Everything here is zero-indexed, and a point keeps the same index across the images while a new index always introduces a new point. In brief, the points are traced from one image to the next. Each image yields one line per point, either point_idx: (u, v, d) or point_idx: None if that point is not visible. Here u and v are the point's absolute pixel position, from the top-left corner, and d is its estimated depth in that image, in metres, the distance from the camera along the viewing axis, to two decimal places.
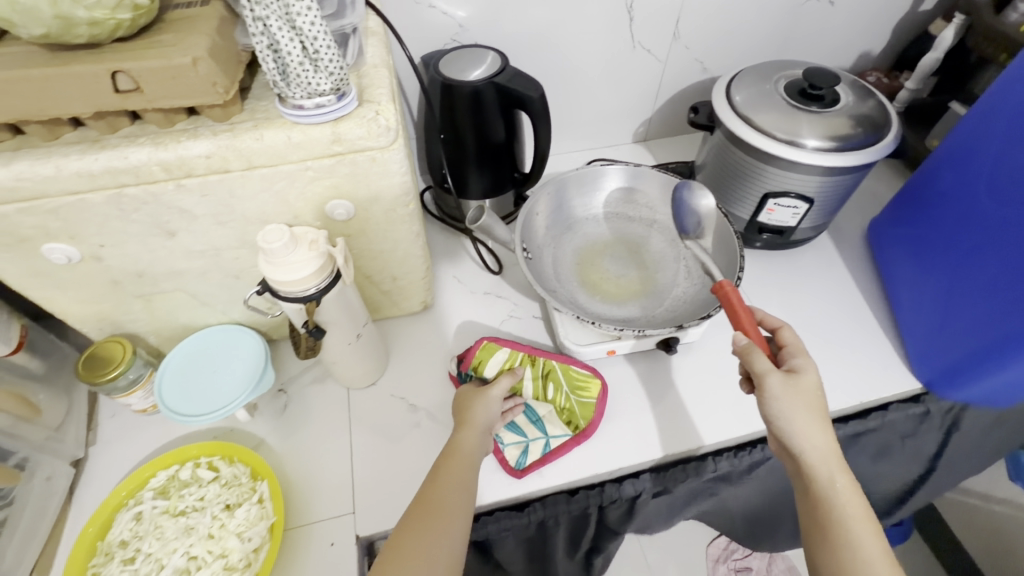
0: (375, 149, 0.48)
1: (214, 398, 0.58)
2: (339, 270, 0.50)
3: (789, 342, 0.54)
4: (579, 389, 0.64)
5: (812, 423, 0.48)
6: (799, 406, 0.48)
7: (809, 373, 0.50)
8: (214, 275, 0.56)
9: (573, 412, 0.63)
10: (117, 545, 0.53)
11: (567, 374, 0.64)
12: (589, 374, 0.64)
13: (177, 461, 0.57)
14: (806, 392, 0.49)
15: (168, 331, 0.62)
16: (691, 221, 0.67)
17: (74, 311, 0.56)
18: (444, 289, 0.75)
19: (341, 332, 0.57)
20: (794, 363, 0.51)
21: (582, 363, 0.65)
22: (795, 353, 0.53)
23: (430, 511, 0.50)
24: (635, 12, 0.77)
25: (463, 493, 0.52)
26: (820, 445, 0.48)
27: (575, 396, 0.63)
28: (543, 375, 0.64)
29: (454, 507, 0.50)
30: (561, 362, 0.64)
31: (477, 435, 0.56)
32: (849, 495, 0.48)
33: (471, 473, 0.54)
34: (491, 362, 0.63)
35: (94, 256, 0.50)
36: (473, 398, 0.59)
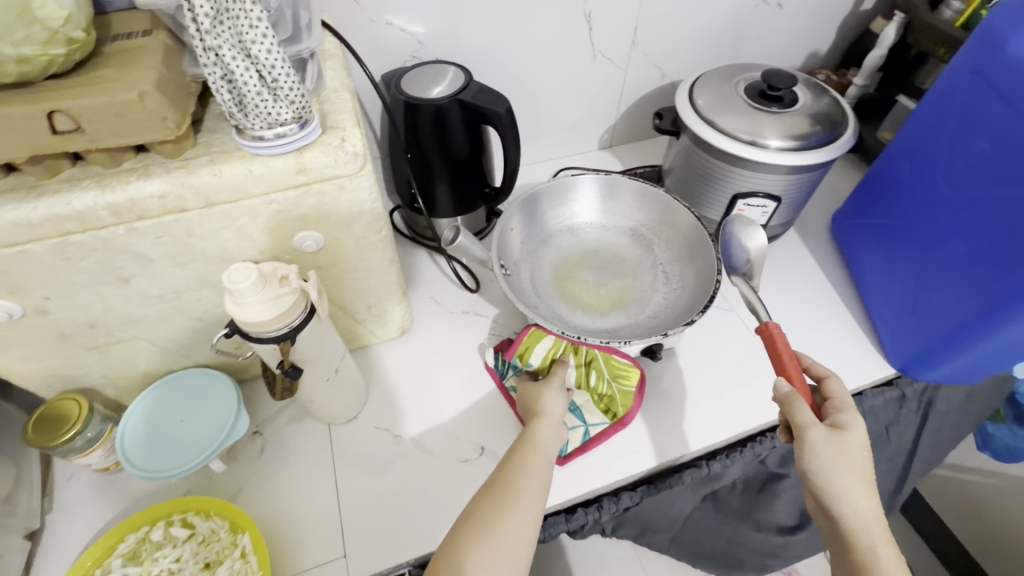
0: (343, 177, 0.46)
1: (187, 450, 0.54)
2: (313, 304, 0.48)
3: (835, 395, 0.54)
4: (620, 377, 0.63)
5: (854, 485, 0.49)
6: (843, 466, 0.48)
7: (858, 432, 0.50)
8: (176, 319, 0.52)
9: (614, 401, 0.63)
10: None
11: (608, 363, 0.63)
12: (629, 364, 0.63)
13: (148, 521, 0.53)
14: (852, 450, 0.49)
15: (127, 382, 0.58)
16: (740, 257, 0.68)
17: (19, 369, 0.51)
18: (422, 311, 0.73)
19: (319, 368, 0.54)
20: (840, 419, 0.51)
21: (623, 352, 0.64)
22: (841, 407, 0.53)
23: (509, 494, 0.49)
24: (594, 22, 0.77)
25: (540, 479, 0.51)
26: (860, 509, 0.49)
27: (617, 384, 0.63)
28: (586, 363, 0.63)
29: (529, 492, 0.49)
30: (604, 350, 0.63)
31: (553, 426, 0.55)
32: (892, 565, 0.48)
33: (545, 461, 0.52)
34: (538, 349, 0.63)
35: (39, 310, 0.46)
36: (538, 392, 0.59)
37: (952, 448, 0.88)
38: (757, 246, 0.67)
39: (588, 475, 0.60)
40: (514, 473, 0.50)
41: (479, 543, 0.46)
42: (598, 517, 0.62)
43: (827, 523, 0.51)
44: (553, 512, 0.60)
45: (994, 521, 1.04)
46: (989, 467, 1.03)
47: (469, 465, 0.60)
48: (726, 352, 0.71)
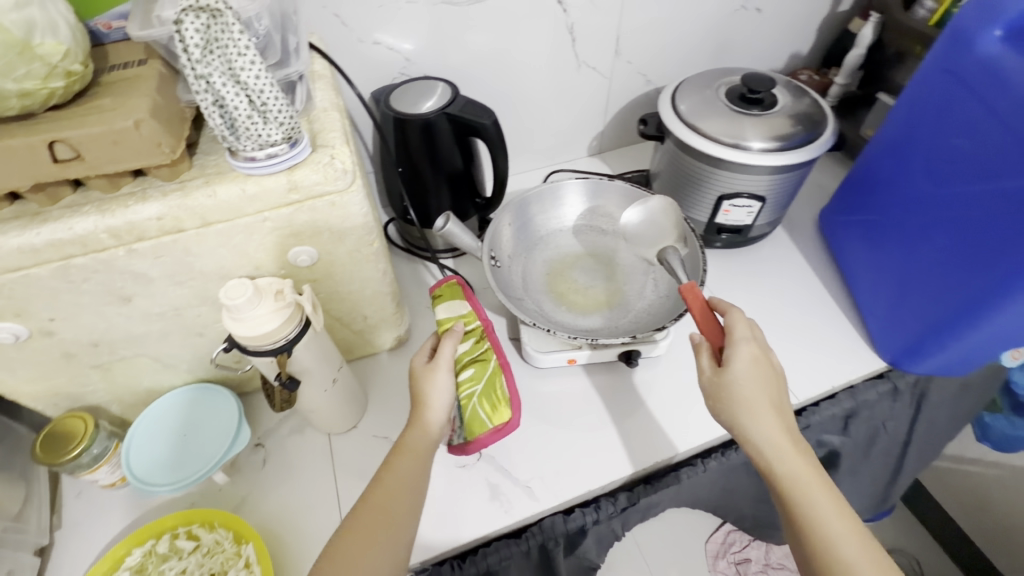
0: (334, 193, 0.47)
1: (190, 464, 0.56)
2: (308, 318, 0.49)
3: (729, 328, 0.55)
4: (491, 404, 0.56)
5: (754, 417, 0.51)
6: (729, 405, 0.52)
7: (739, 369, 0.52)
8: (176, 335, 0.53)
9: (466, 420, 0.55)
10: None
11: (492, 379, 0.57)
12: (507, 399, 0.57)
13: (154, 534, 0.54)
14: (742, 388, 0.52)
15: (131, 399, 0.59)
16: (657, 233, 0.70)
17: (26, 390, 0.52)
18: (418, 320, 0.74)
19: (317, 379, 0.55)
20: (734, 355, 0.53)
21: (511, 384, 0.58)
22: (741, 340, 0.54)
23: (382, 520, 0.48)
24: (577, 33, 0.79)
25: (414, 491, 0.51)
26: (768, 439, 0.50)
27: (485, 402, 0.56)
28: (476, 358, 0.57)
29: (402, 514, 0.49)
30: (499, 365, 0.58)
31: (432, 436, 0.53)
32: (814, 488, 0.49)
33: (423, 470, 0.52)
34: (448, 304, 0.60)
35: (45, 330, 0.47)
36: (423, 380, 0.55)
37: (948, 440, 0.89)
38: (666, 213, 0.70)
39: (585, 478, 0.62)
40: (390, 489, 0.50)
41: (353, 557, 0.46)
42: (595, 518, 0.63)
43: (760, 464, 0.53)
44: (552, 512, 0.61)
45: (997, 513, 1.04)
46: (991, 458, 1.02)
47: (467, 470, 0.62)
48: None
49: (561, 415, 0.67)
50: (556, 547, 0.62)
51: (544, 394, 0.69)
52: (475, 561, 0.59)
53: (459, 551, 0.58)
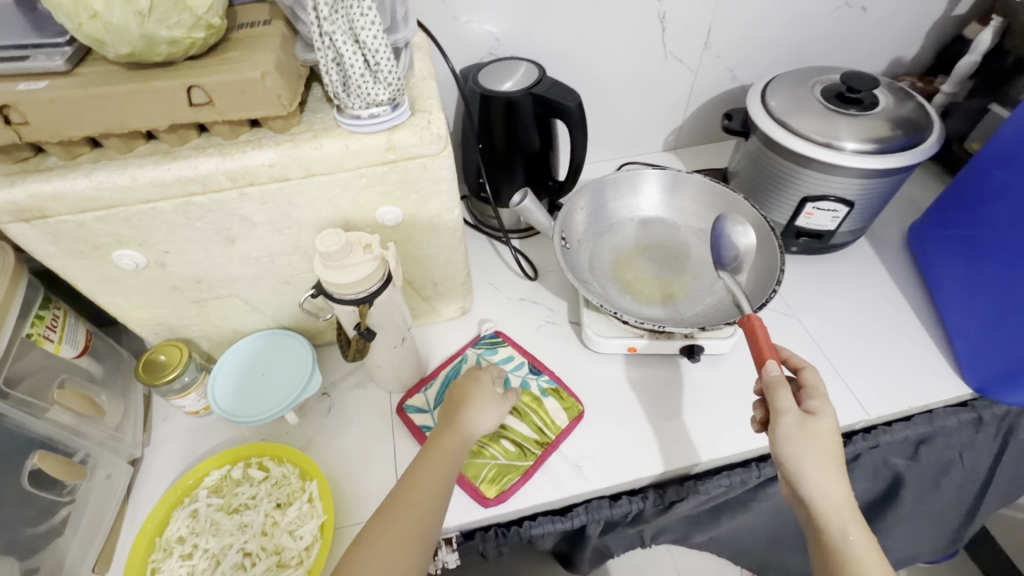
0: (426, 157, 0.49)
1: (264, 401, 0.59)
2: (390, 273, 0.52)
3: (808, 384, 0.53)
4: (487, 473, 0.59)
5: (826, 470, 0.47)
6: (811, 454, 0.47)
7: (828, 419, 0.49)
8: (267, 280, 0.58)
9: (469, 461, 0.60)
10: (175, 541, 0.54)
11: (509, 468, 0.60)
12: (501, 489, 0.58)
13: (231, 460, 0.59)
14: (821, 436, 0.48)
15: (219, 336, 0.64)
16: (730, 254, 0.65)
17: (135, 315, 0.58)
18: (481, 296, 0.76)
19: (388, 335, 0.58)
20: (812, 406, 0.50)
21: (516, 489, 0.59)
22: (813, 394, 0.52)
23: (406, 524, 0.47)
24: (667, 24, 0.78)
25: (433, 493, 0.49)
26: (831, 493, 0.48)
27: (490, 470, 0.60)
28: (521, 447, 0.61)
29: (428, 521, 0.48)
30: (521, 474, 0.60)
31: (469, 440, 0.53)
32: (870, 560, 0.46)
33: (452, 474, 0.51)
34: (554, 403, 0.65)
35: (159, 262, 0.52)
36: (474, 395, 0.57)
37: None
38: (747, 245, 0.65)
39: (635, 465, 0.61)
40: (421, 490, 0.49)
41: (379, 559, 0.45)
42: (639, 507, 0.63)
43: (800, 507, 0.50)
44: (598, 496, 0.62)
45: None
46: None
47: None
48: None
49: (615, 400, 0.67)
50: (598, 529, 0.63)
51: (601, 378, 0.69)
52: (518, 532, 0.60)
53: (504, 520, 0.60)
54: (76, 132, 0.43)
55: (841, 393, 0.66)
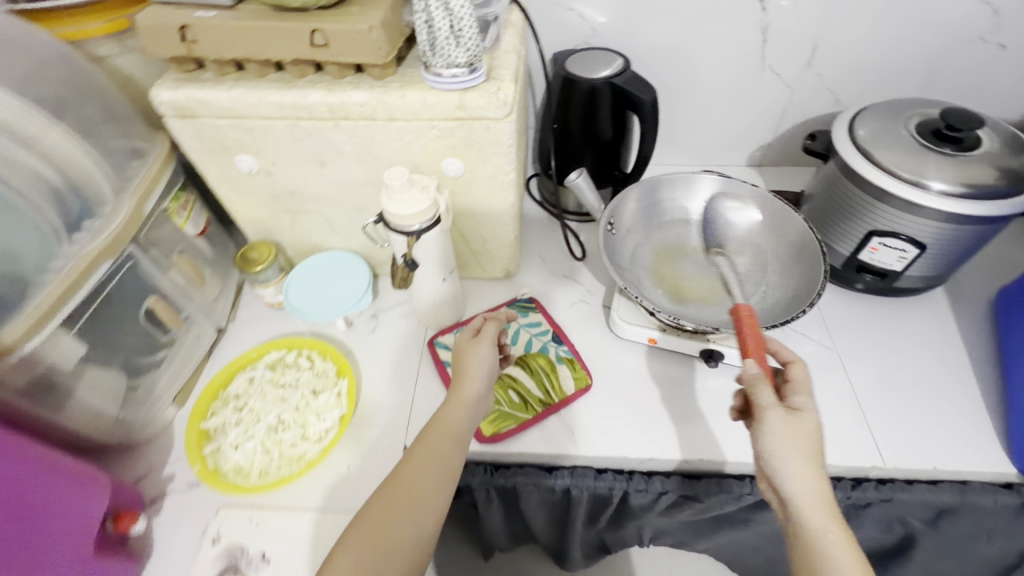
0: (491, 119, 0.56)
1: (322, 305, 0.70)
2: (440, 216, 0.59)
3: (796, 379, 0.53)
4: (488, 413, 0.65)
5: (806, 468, 0.47)
6: (790, 450, 0.47)
7: (813, 415, 0.50)
8: (346, 205, 0.68)
9: None
10: (232, 395, 0.66)
11: (508, 415, 0.65)
12: (495, 430, 0.64)
13: (288, 347, 0.70)
14: (803, 434, 0.48)
15: (302, 246, 0.76)
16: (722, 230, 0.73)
17: (243, 213, 0.71)
18: (528, 264, 0.82)
19: (429, 273, 0.65)
20: (795, 403, 0.51)
21: (509, 435, 0.64)
22: (799, 390, 0.52)
23: (406, 495, 0.50)
24: (769, 35, 0.77)
25: (440, 467, 0.52)
26: (812, 490, 0.46)
27: (492, 412, 0.65)
28: (525, 400, 0.66)
29: (429, 493, 0.51)
30: (518, 423, 0.65)
31: (466, 412, 0.55)
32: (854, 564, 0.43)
33: (452, 449, 0.53)
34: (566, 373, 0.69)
35: (267, 171, 0.64)
36: (467, 352, 0.59)
37: None
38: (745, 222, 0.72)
39: (626, 446, 0.64)
40: (418, 463, 0.52)
41: (377, 531, 0.48)
42: (625, 489, 0.66)
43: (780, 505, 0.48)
44: (585, 465, 0.66)
45: None
46: None
47: None
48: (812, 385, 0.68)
49: (625, 385, 0.69)
50: (581, 497, 0.67)
51: (618, 362, 0.71)
52: (504, 474, 0.66)
53: (494, 461, 0.66)
54: (228, 54, 0.54)
55: (861, 435, 0.64)
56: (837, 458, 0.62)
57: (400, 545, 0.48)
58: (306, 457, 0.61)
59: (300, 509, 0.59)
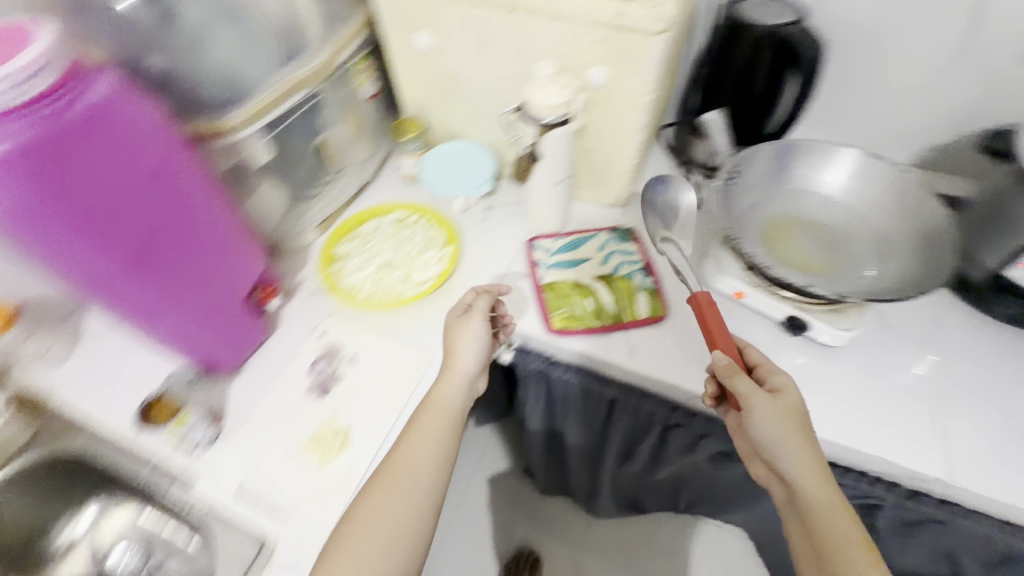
0: (646, 33, 0.59)
1: (448, 182, 0.80)
2: (570, 116, 0.63)
3: (759, 362, 0.59)
4: (562, 311, 0.71)
5: (797, 446, 0.53)
6: (780, 432, 0.53)
7: (791, 391, 0.56)
8: (492, 98, 0.75)
9: (555, 298, 0.72)
10: (359, 234, 0.78)
11: (580, 317, 0.70)
12: (564, 326, 0.70)
13: (412, 211, 0.81)
14: (788, 410, 0.55)
15: (444, 132, 0.86)
16: (671, 214, 0.78)
17: (406, 89, 0.82)
18: (638, 200, 0.85)
19: (548, 172, 0.70)
20: (774, 383, 0.57)
21: (575, 334, 0.69)
22: (772, 370, 0.58)
23: (406, 479, 0.55)
24: (980, 16, 0.69)
25: (436, 445, 0.57)
26: (805, 469, 0.53)
27: (565, 311, 0.71)
28: (599, 312, 0.71)
29: (422, 468, 0.56)
30: (586, 327, 0.69)
31: (455, 390, 0.61)
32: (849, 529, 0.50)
33: (446, 422, 0.59)
34: (643, 300, 0.72)
35: (438, 51, 0.73)
36: (457, 329, 0.63)
37: None
38: (685, 203, 0.76)
39: (682, 378, 0.66)
40: (411, 447, 0.57)
41: (375, 513, 0.53)
42: (668, 421, 0.70)
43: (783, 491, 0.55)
44: (636, 386, 0.69)
45: None
46: None
47: None
48: (900, 387, 0.65)
49: (697, 328, 0.71)
50: (625, 415, 0.72)
51: None
52: (558, 370, 0.72)
53: (553, 356, 0.72)
54: None
55: (936, 447, 0.60)
56: (902, 458, 0.59)
57: (401, 520, 0.53)
58: (402, 296, 0.71)
59: (388, 335, 0.70)
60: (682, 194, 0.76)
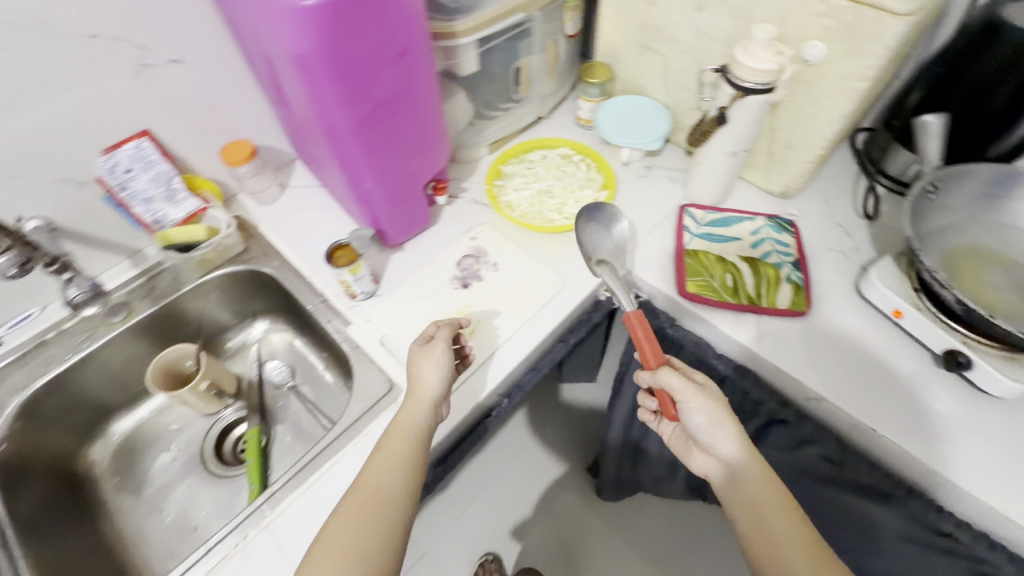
0: (888, 12, 0.55)
1: (620, 131, 0.82)
2: (773, 86, 0.62)
3: (683, 366, 0.61)
4: (697, 278, 0.71)
5: (729, 433, 0.55)
6: (712, 422, 0.56)
7: (713, 383, 0.59)
8: (690, 57, 0.75)
9: (694, 264, 0.73)
10: (526, 159, 0.85)
11: (714, 289, 0.70)
12: (695, 292, 0.70)
13: (579, 152, 0.86)
14: (718, 402, 0.57)
15: (628, 84, 0.87)
16: (604, 243, 0.72)
17: (605, 35, 0.84)
18: (808, 197, 0.81)
19: (727, 140, 0.70)
20: (696, 378, 0.59)
21: (704, 301, 0.69)
22: (690, 369, 0.61)
23: (377, 499, 0.51)
24: None
25: (405, 461, 0.54)
26: (741, 459, 0.54)
27: (701, 279, 0.71)
28: (735, 289, 0.70)
29: (393, 487, 0.52)
30: (718, 298, 0.69)
31: (423, 408, 0.57)
32: (786, 514, 0.51)
33: (416, 439, 0.55)
34: (786, 292, 0.70)
35: (652, 0, 0.74)
36: (417, 359, 0.60)
37: None
38: (619, 236, 0.74)
39: (806, 377, 0.64)
40: (381, 465, 0.53)
41: (343, 535, 0.48)
42: (775, 413, 0.68)
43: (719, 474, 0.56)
44: (753, 372, 0.69)
45: None
46: None
47: None
48: None
49: (837, 335, 0.67)
50: (731, 395, 0.72)
51: (841, 316, 0.69)
52: (677, 333, 0.73)
53: (675, 318, 0.74)
54: None
55: None
56: None
57: (373, 535, 0.49)
58: (553, 223, 0.77)
59: (530, 253, 0.76)
60: (616, 229, 0.74)
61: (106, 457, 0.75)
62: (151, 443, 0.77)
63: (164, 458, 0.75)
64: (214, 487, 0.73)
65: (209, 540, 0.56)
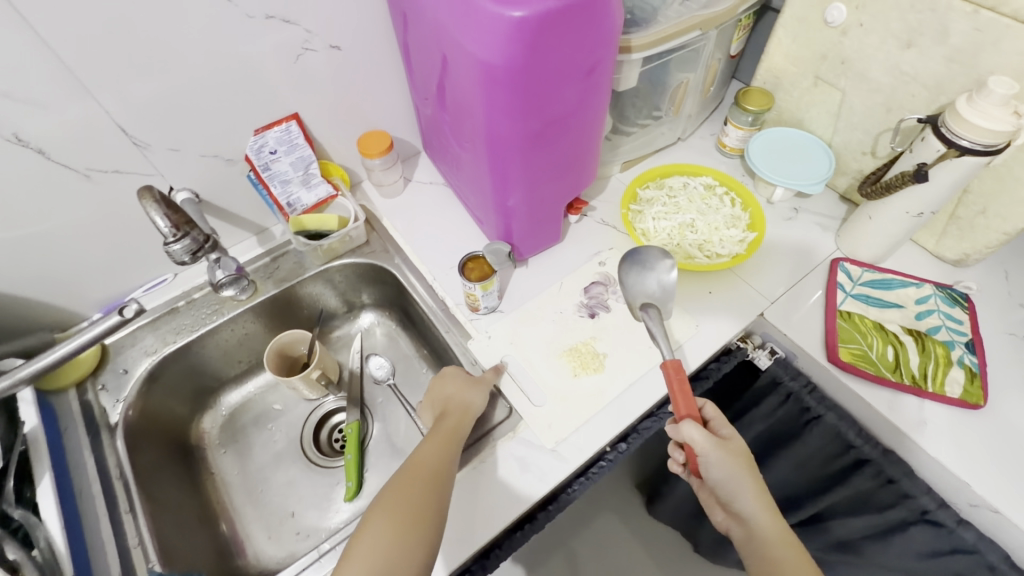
0: None
1: (775, 167, 0.75)
2: (1001, 148, 0.54)
3: (712, 415, 0.57)
4: (852, 345, 0.64)
5: (750, 489, 0.52)
6: (733, 475, 0.52)
7: (738, 437, 0.55)
8: (878, 98, 0.67)
9: (850, 329, 0.66)
10: (666, 184, 0.79)
11: (871, 361, 0.63)
12: (850, 362, 0.63)
13: (723, 184, 0.79)
14: (739, 456, 0.53)
15: (787, 116, 0.80)
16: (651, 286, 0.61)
17: (772, 60, 0.77)
18: (984, 270, 0.71)
19: (915, 200, 0.62)
20: (722, 432, 0.55)
21: (860, 373, 0.62)
22: (719, 421, 0.56)
23: (435, 491, 0.51)
24: None
25: (454, 456, 0.55)
26: (760, 516, 0.52)
27: (855, 348, 0.64)
28: (895, 366, 0.63)
29: (442, 484, 0.52)
30: (875, 374, 0.62)
31: (469, 419, 0.59)
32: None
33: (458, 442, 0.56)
34: (956, 378, 0.62)
35: (844, 30, 0.66)
36: (462, 384, 0.62)
37: None
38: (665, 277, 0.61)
39: (975, 482, 0.56)
40: (428, 463, 0.53)
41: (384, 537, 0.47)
42: (926, 510, 0.59)
43: (741, 533, 0.54)
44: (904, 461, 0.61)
45: None
46: None
47: None
48: None
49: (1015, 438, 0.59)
50: (870, 479, 0.64)
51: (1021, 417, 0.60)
52: (816, 400, 0.67)
53: (816, 384, 0.67)
54: None
55: None
56: None
57: (425, 531, 0.48)
58: (692, 259, 0.72)
59: None
60: (659, 270, 0.61)
61: (215, 428, 0.77)
62: (256, 420, 0.78)
63: (266, 437, 0.76)
64: (311, 476, 0.73)
65: (323, 546, 0.56)
